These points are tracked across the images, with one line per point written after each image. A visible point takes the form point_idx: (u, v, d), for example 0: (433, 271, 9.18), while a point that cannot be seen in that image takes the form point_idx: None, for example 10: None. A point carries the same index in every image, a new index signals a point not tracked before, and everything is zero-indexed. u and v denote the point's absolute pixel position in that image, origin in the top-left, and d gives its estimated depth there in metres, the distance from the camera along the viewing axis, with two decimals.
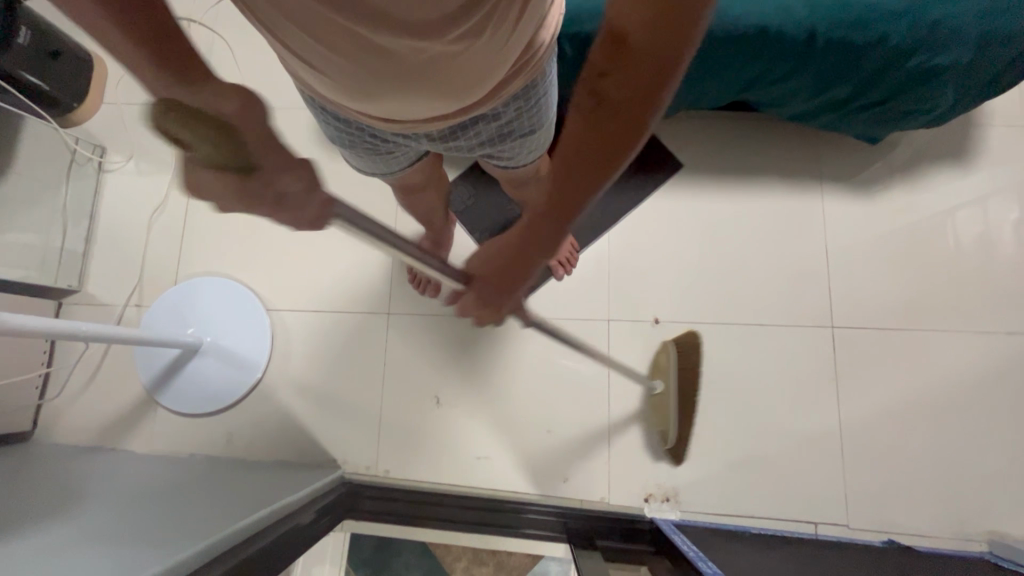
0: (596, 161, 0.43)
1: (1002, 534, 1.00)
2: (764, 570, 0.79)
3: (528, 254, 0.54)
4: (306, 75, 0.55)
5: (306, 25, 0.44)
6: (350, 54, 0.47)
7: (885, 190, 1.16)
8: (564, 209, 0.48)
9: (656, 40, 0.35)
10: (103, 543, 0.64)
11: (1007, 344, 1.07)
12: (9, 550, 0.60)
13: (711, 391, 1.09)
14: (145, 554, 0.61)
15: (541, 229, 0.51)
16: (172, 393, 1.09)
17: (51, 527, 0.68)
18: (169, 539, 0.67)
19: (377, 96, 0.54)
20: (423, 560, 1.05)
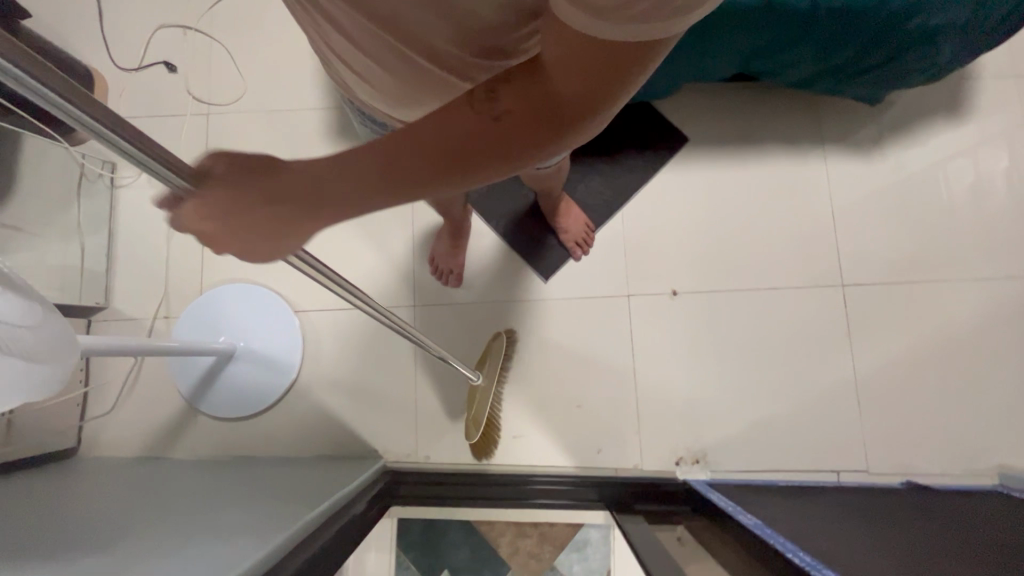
0: (458, 141, 0.39)
1: (1011, 466, 1.06)
2: (799, 518, 0.84)
3: (305, 208, 0.41)
4: (353, 80, 0.59)
5: (349, 31, 0.48)
6: (383, 58, 0.50)
7: (882, 148, 1.19)
8: (383, 184, 0.40)
9: (560, 98, 0.37)
10: (175, 551, 0.67)
11: (1007, 288, 1.12)
12: (96, 555, 0.64)
13: (730, 356, 1.13)
14: (223, 561, 0.65)
15: (340, 189, 0.41)
16: (210, 399, 1.12)
17: (127, 530, 0.72)
18: (234, 547, 0.69)
19: (407, 100, 0.57)
20: (469, 538, 1.10)
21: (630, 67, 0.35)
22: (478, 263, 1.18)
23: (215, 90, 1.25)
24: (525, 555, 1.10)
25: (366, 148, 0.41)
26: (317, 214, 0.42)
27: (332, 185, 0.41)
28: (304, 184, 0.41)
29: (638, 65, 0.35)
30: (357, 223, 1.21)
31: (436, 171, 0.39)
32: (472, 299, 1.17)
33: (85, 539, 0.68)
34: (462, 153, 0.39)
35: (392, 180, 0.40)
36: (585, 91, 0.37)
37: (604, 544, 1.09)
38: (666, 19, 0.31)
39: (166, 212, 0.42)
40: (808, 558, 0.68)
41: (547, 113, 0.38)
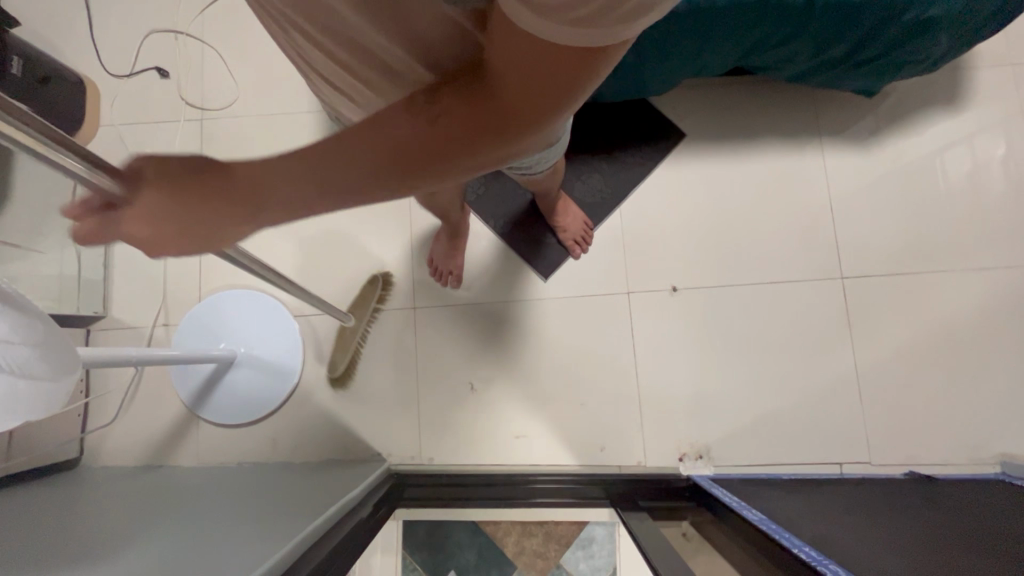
0: (389, 145, 0.37)
1: (1013, 454, 1.06)
2: (806, 512, 0.84)
3: (243, 206, 0.42)
4: (340, 101, 0.59)
5: (330, 50, 0.48)
6: (370, 76, 0.50)
7: (879, 140, 1.19)
8: (318, 186, 0.39)
9: (496, 106, 0.34)
10: (187, 559, 0.68)
11: (1006, 277, 1.12)
12: (111, 566, 0.64)
13: (732, 351, 1.13)
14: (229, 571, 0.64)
15: (278, 189, 0.41)
16: (212, 407, 1.12)
17: (139, 539, 0.72)
18: (242, 554, 0.70)
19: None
20: (474, 538, 1.10)
21: (574, 73, 0.31)
22: (477, 264, 1.18)
23: (209, 95, 1.25)
24: (531, 554, 1.10)
25: (309, 148, 0.40)
26: (255, 209, 0.42)
27: (270, 182, 0.41)
28: (240, 179, 0.42)
29: (581, 71, 0.31)
30: (355, 225, 1.21)
31: (365, 171, 0.38)
32: (472, 299, 1.17)
33: (97, 548, 0.69)
34: (391, 154, 0.37)
35: (324, 180, 0.39)
36: (524, 92, 0.33)
37: (609, 540, 1.10)
38: (618, 22, 0.27)
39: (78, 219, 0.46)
40: (813, 552, 0.68)
41: (482, 122, 0.35)
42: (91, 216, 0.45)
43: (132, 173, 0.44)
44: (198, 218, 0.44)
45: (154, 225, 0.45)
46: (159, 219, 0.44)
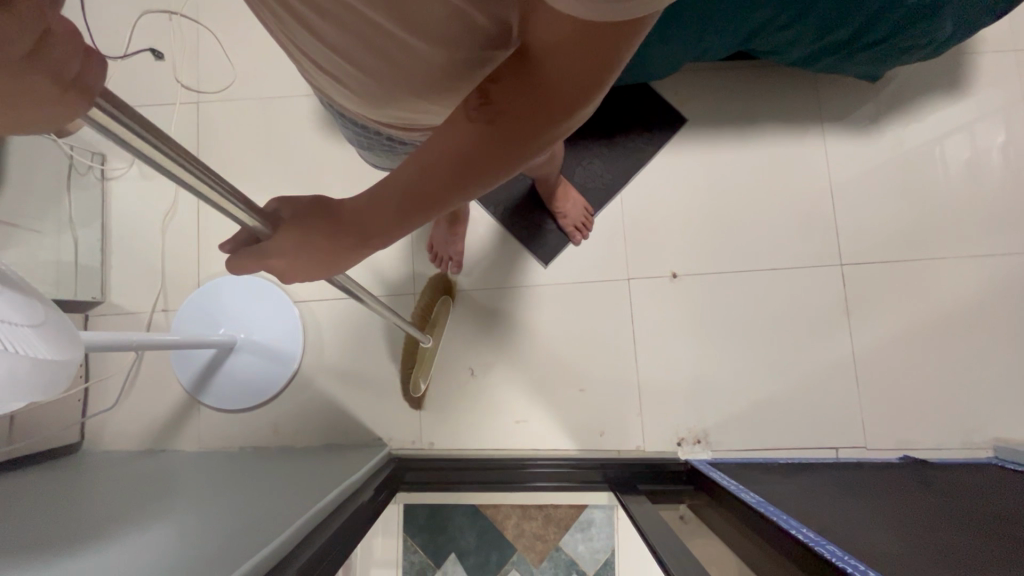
0: (462, 158, 0.39)
1: (1006, 439, 1.08)
2: (802, 494, 0.85)
3: (352, 234, 0.46)
4: (327, 84, 0.54)
5: (329, 37, 0.42)
6: (362, 63, 0.45)
7: (880, 126, 1.18)
8: (411, 206, 0.43)
9: (551, 89, 0.35)
10: (193, 541, 0.69)
11: (1004, 264, 1.13)
12: (119, 546, 0.66)
13: (730, 337, 1.14)
14: (229, 557, 0.65)
15: (374, 214, 0.44)
16: (213, 392, 1.12)
17: (148, 520, 0.73)
18: (246, 538, 0.71)
19: (384, 102, 0.52)
20: (475, 521, 1.12)
21: (623, 40, 0.31)
22: (477, 250, 1.18)
23: (204, 78, 1.23)
24: (531, 537, 1.11)
25: (392, 176, 0.43)
26: (362, 242, 0.47)
27: (368, 214, 0.45)
28: (342, 212, 0.46)
29: (628, 41, 0.31)
30: None
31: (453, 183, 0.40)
32: (471, 285, 1.17)
33: (106, 528, 0.70)
34: (469, 160, 0.39)
35: (420, 199, 0.42)
36: (576, 70, 0.33)
37: (607, 523, 1.11)
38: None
39: (228, 257, 0.48)
40: (811, 533, 0.69)
41: (541, 108, 0.36)
42: (236, 254, 0.48)
43: (273, 214, 0.47)
44: (324, 247, 0.47)
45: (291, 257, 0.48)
46: (298, 252, 0.48)
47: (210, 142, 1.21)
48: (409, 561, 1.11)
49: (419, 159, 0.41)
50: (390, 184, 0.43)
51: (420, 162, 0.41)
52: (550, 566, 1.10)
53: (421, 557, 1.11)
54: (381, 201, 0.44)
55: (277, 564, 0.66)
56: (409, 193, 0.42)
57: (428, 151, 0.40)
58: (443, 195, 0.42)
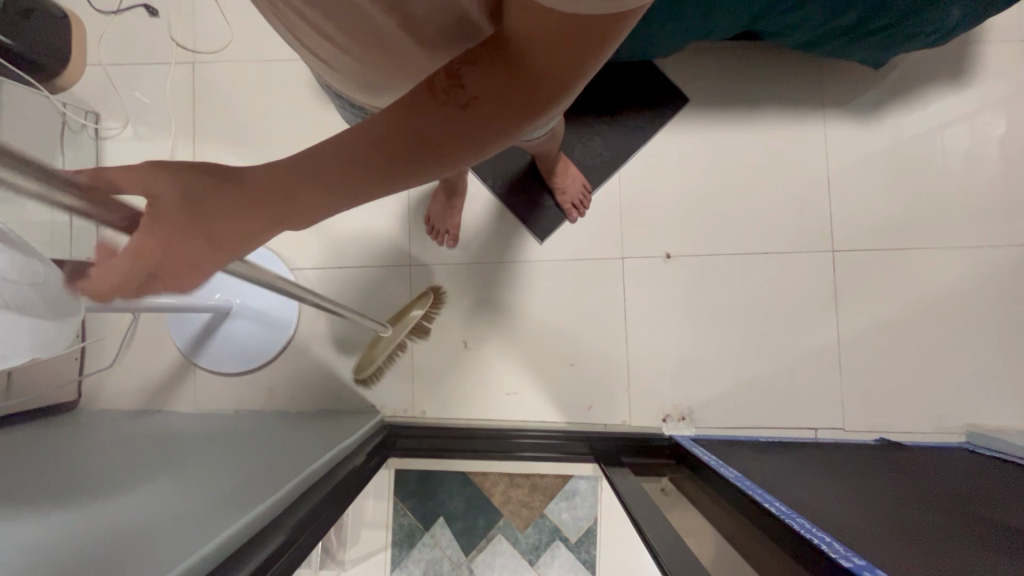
0: (426, 140, 0.35)
1: (979, 425, 1.12)
2: (777, 471, 0.89)
3: (264, 213, 0.38)
4: (326, 73, 0.54)
5: (329, 31, 0.42)
6: (362, 54, 0.45)
7: (881, 112, 1.18)
8: (356, 184, 0.37)
9: (529, 82, 0.33)
10: (192, 498, 0.72)
11: (992, 256, 1.14)
12: (123, 497, 0.69)
13: (719, 319, 1.16)
14: (224, 515, 0.69)
15: (306, 193, 0.38)
16: (209, 355, 1.13)
17: (148, 475, 0.76)
18: (241, 496, 0.75)
19: (383, 90, 0.53)
20: (463, 487, 1.15)
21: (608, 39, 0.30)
22: (474, 224, 1.18)
23: (201, 37, 1.20)
24: (517, 504, 1.15)
25: (330, 150, 0.37)
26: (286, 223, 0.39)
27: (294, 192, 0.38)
28: (254, 193, 0.38)
29: (611, 40, 0.31)
30: None
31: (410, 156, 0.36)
32: (467, 258, 1.17)
33: (109, 481, 0.73)
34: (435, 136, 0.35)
35: (365, 175, 0.37)
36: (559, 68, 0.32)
37: (591, 493, 1.14)
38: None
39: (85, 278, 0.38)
40: (782, 507, 0.73)
41: (518, 100, 0.34)
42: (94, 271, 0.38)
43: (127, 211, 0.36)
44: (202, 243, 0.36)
45: (146, 267, 0.35)
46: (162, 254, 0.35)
47: (206, 105, 1.20)
48: (398, 524, 1.15)
49: (370, 135, 0.36)
50: (328, 159, 0.37)
51: (372, 138, 0.36)
52: (534, 532, 1.14)
53: (411, 520, 1.15)
54: (313, 176, 0.37)
55: (265, 528, 0.69)
56: (355, 170, 0.37)
57: (383, 126, 0.35)
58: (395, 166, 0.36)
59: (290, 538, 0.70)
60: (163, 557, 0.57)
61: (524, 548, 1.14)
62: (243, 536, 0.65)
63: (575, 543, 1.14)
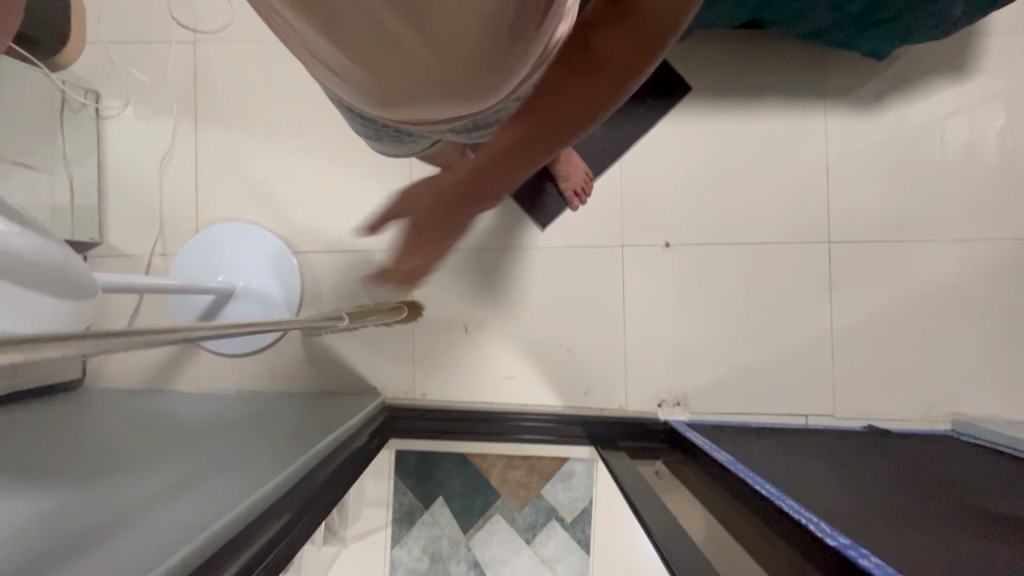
0: (570, 109, 0.44)
1: (964, 414, 1.15)
2: (768, 456, 0.92)
3: (465, 197, 0.47)
4: (339, 97, 0.49)
5: (345, 62, 0.37)
6: (383, 86, 0.40)
7: (883, 104, 1.19)
8: (523, 159, 0.47)
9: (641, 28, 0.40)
10: (201, 482, 0.73)
11: (985, 249, 1.16)
12: (135, 476, 0.70)
13: (716, 308, 1.18)
14: (227, 500, 0.70)
15: (494, 176, 0.47)
16: (212, 336, 1.14)
17: (160, 453, 0.78)
18: (245, 482, 0.76)
19: (406, 113, 0.49)
20: (462, 468, 1.18)
21: None
22: None
23: (201, 16, 1.19)
24: (514, 485, 1.18)
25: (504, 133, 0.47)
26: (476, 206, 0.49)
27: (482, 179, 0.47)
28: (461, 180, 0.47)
29: None
30: (354, 163, 1.20)
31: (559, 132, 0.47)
32: (468, 244, 1.18)
33: (122, 459, 0.75)
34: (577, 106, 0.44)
35: (528, 153, 0.47)
36: (663, 19, 0.40)
37: (587, 475, 1.17)
38: None
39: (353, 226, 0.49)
40: (774, 490, 0.77)
41: (635, 54, 0.41)
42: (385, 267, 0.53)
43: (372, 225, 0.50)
44: (437, 233, 0.49)
45: (412, 259, 0.50)
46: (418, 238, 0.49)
47: (208, 85, 1.19)
48: (398, 502, 1.17)
49: (534, 122, 0.45)
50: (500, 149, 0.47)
51: (538, 124, 0.45)
52: (531, 511, 1.17)
53: (410, 499, 1.18)
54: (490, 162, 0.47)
55: (270, 505, 0.70)
56: (523, 150, 0.46)
57: (540, 112, 0.45)
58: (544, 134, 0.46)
59: (293, 516, 0.71)
60: (173, 540, 0.59)
61: (521, 527, 1.17)
62: (248, 514, 0.67)
63: (570, 522, 1.17)
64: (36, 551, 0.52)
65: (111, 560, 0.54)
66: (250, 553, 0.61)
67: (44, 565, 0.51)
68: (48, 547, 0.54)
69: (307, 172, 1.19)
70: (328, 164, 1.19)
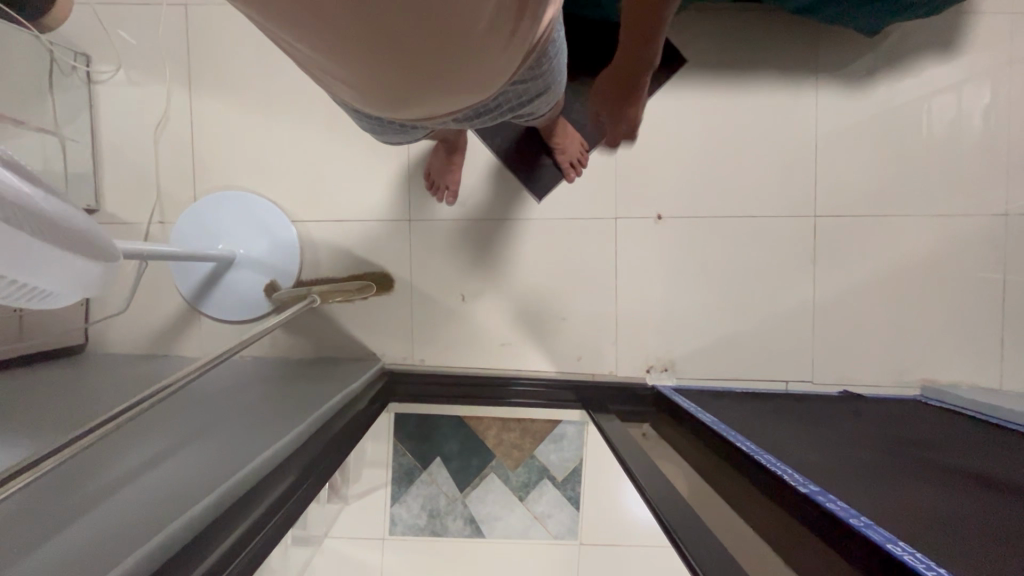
0: None
1: (933, 380, 1.22)
2: (749, 418, 0.98)
3: None
4: (345, 97, 0.53)
5: (348, 48, 0.41)
6: (382, 67, 0.44)
7: (873, 80, 1.21)
8: None
9: None
10: (214, 446, 0.77)
11: (961, 224, 1.21)
12: (151, 441, 0.74)
13: (705, 279, 1.22)
14: (241, 457, 0.74)
15: None
16: (214, 303, 1.17)
17: (173, 418, 0.82)
18: (257, 441, 0.80)
19: (403, 103, 0.50)
20: (459, 430, 1.23)
21: None
22: (472, 180, 1.20)
23: None
24: (508, 446, 1.24)
25: None
26: None
27: None
28: None
29: None
30: (352, 131, 1.20)
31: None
32: (464, 214, 1.20)
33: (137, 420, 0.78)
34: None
35: None
36: None
37: (578, 436, 1.23)
38: None
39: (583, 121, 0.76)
40: (752, 446, 0.82)
41: None
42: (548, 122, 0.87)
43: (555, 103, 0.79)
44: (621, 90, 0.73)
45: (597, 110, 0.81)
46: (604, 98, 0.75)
47: (201, 50, 1.18)
48: (398, 463, 1.23)
49: None
50: None
51: None
52: (524, 471, 1.23)
53: (409, 459, 1.23)
54: None
55: (280, 461, 0.74)
56: None
57: None
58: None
59: (300, 475, 0.75)
60: (189, 491, 0.63)
61: (514, 485, 1.23)
62: (262, 470, 0.70)
63: (562, 481, 1.23)
64: (61, 513, 0.56)
65: (134, 513, 0.58)
66: (265, 507, 0.64)
67: (67, 528, 0.54)
68: (72, 509, 0.57)
69: (303, 140, 1.19)
70: (324, 133, 1.19)
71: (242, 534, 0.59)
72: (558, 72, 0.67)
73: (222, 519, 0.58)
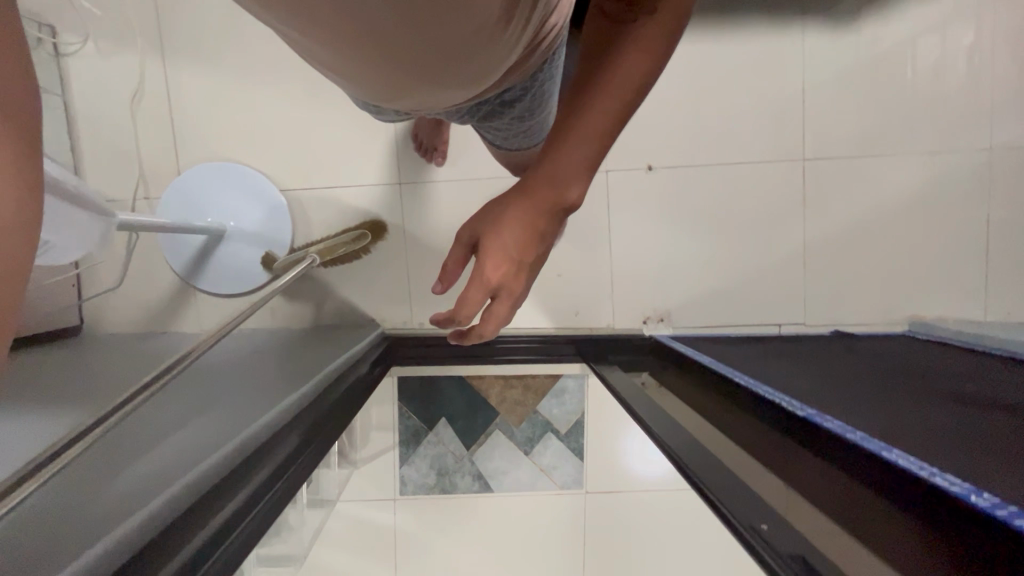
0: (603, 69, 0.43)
1: (922, 316, 1.25)
2: (745, 359, 1.01)
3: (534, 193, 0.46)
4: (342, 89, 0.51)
5: (352, 53, 0.39)
6: (385, 71, 0.42)
7: (859, 19, 1.20)
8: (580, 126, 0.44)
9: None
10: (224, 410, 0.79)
11: (947, 162, 1.23)
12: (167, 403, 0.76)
13: (697, 229, 1.23)
14: (250, 418, 0.75)
15: (568, 159, 0.45)
16: (209, 277, 1.17)
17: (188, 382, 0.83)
18: (267, 404, 0.82)
19: (406, 97, 0.49)
20: (462, 390, 1.25)
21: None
22: (460, 139, 1.19)
23: None
24: (511, 402, 1.26)
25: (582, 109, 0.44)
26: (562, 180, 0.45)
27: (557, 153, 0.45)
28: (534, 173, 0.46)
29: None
30: (334, 94, 1.17)
31: (533, 260, 0.48)
32: (454, 175, 1.19)
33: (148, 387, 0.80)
34: (552, 178, 0.45)
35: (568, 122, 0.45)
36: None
37: (579, 389, 1.26)
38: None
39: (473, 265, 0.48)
40: (749, 380, 0.87)
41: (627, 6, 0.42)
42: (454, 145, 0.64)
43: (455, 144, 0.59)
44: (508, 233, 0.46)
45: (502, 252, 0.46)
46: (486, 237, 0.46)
47: (171, 16, 1.13)
48: (404, 425, 1.25)
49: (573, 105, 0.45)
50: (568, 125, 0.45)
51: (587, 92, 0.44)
52: (528, 426, 1.26)
53: (416, 421, 1.25)
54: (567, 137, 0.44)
55: (289, 419, 0.75)
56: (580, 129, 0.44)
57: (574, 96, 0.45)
58: (524, 269, 0.47)
59: (311, 431, 0.76)
60: (202, 450, 0.64)
61: (519, 440, 1.26)
62: (275, 425, 0.72)
63: (564, 433, 1.26)
64: None
65: (160, 468, 0.59)
66: (281, 457, 0.66)
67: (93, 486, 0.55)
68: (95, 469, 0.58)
69: (286, 107, 1.17)
70: (307, 97, 1.16)
71: (263, 481, 0.60)
72: (555, 88, 0.66)
73: (241, 469, 0.60)
